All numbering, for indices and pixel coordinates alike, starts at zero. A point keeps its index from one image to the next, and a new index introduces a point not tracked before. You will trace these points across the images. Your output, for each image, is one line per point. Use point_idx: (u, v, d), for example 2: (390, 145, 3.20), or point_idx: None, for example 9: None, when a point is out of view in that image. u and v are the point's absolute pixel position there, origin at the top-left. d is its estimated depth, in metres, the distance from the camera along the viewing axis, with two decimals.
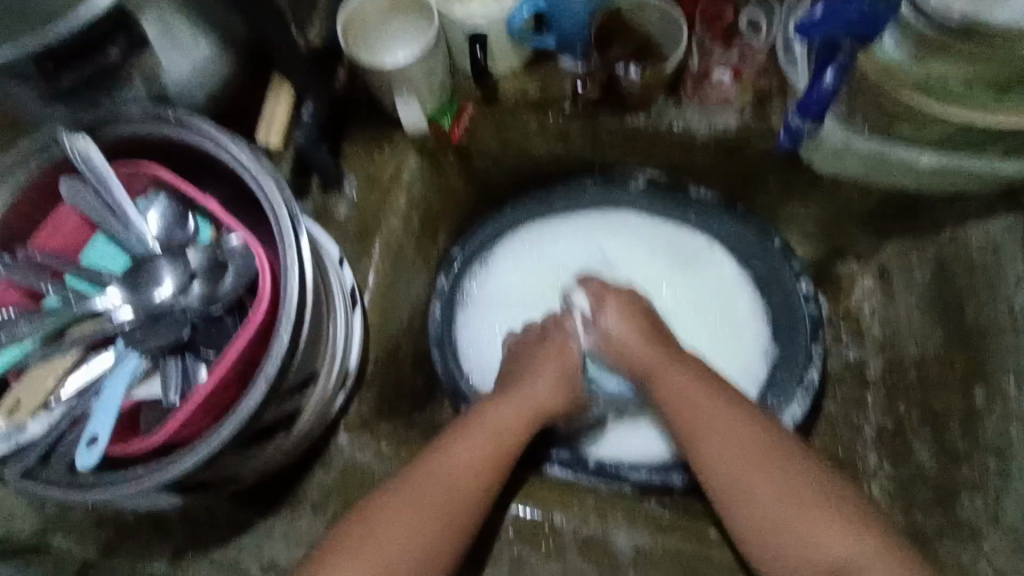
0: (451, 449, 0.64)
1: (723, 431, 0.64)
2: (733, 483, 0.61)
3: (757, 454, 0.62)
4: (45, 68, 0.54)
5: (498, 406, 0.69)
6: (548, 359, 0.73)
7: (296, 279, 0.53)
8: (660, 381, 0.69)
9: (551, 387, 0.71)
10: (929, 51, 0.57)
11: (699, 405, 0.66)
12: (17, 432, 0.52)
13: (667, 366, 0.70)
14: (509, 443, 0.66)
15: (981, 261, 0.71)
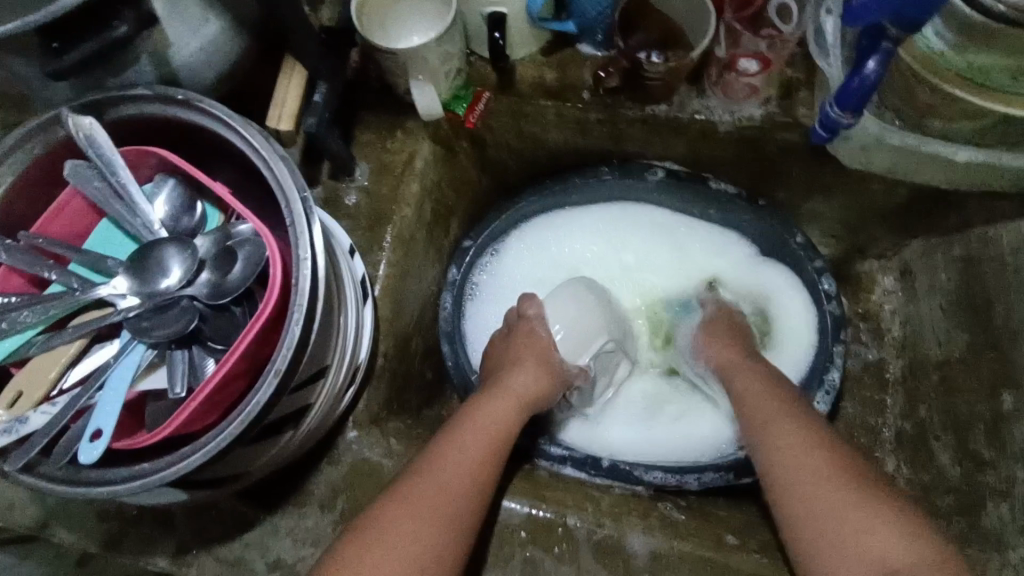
0: (455, 442, 0.63)
1: (784, 420, 0.62)
2: (785, 465, 0.58)
3: (811, 437, 0.59)
4: (51, 45, 0.52)
5: (502, 394, 0.69)
6: (521, 346, 0.74)
7: (308, 269, 0.51)
8: (739, 382, 0.69)
9: (539, 370, 0.71)
10: (971, 41, 0.54)
11: (767, 401, 0.64)
12: (18, 423, 0.50)
13: (745, 372, 0.70)
14: (506, 430, 0.66)
15: (1011, 262, 0.69)
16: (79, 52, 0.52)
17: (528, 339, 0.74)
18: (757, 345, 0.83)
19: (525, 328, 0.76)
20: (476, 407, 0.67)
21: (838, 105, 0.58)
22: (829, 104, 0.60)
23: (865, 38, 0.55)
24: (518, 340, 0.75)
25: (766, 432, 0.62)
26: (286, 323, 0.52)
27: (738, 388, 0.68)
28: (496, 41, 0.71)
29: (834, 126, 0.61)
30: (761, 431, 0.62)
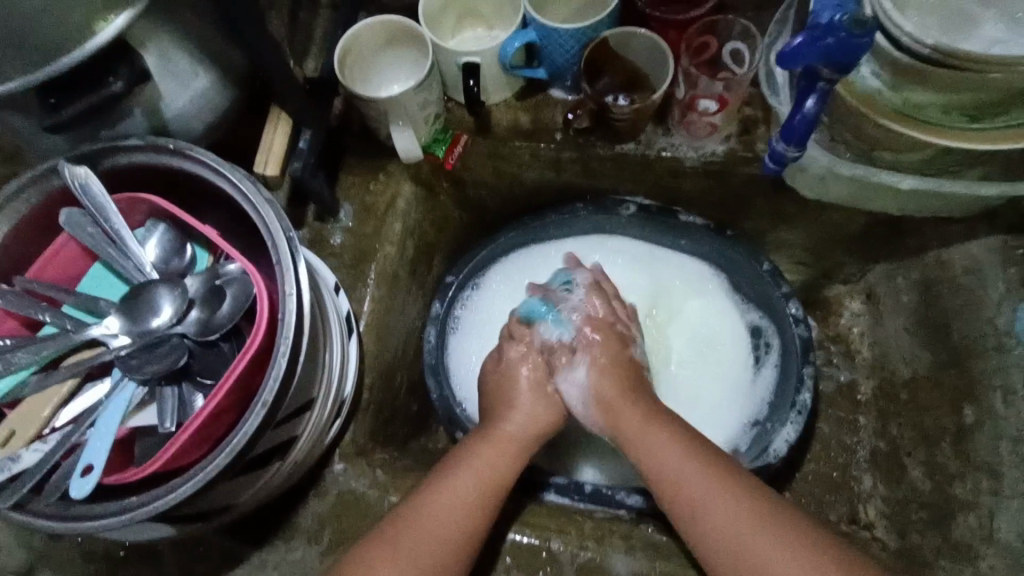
0: (453, 489, 0.63)
1: (719, 496, 0.57)
2: (731, 559, 0.54)
3: (765, 529, 0.54)
4: (49, 101, 0.56)
5: (496, 440, 0.68)
6: (510, 390, 0.74)
7: (294, 304, 0.54)
8: (681, 487, 0.59)
9: (535, 399, 0.73)
10: (903, 80, 0.58)
11: (692, 476, 0.59)
12: (11, 461, 0.52)
13: (654, 437, 0.64)
14: (505, 474, 0.66)
15: (965, 282, 0.73)
16: (77, 107, 0.56)
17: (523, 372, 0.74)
18: (727, 367, 0.86)
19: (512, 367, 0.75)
20: (464, 455, 0.67)
21: (785, 140, 0.63)
22: (777, 139, 0.65)
23: (802, 79, 0.60)
24: (505, 372, 0.76)
25: (698, 522, 0.57)
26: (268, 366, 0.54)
27: (651, 462, 0.62)
28: (473, 88, 0.76)
29: (783, 157, 0.66)
30: (692, 519, 0.57)
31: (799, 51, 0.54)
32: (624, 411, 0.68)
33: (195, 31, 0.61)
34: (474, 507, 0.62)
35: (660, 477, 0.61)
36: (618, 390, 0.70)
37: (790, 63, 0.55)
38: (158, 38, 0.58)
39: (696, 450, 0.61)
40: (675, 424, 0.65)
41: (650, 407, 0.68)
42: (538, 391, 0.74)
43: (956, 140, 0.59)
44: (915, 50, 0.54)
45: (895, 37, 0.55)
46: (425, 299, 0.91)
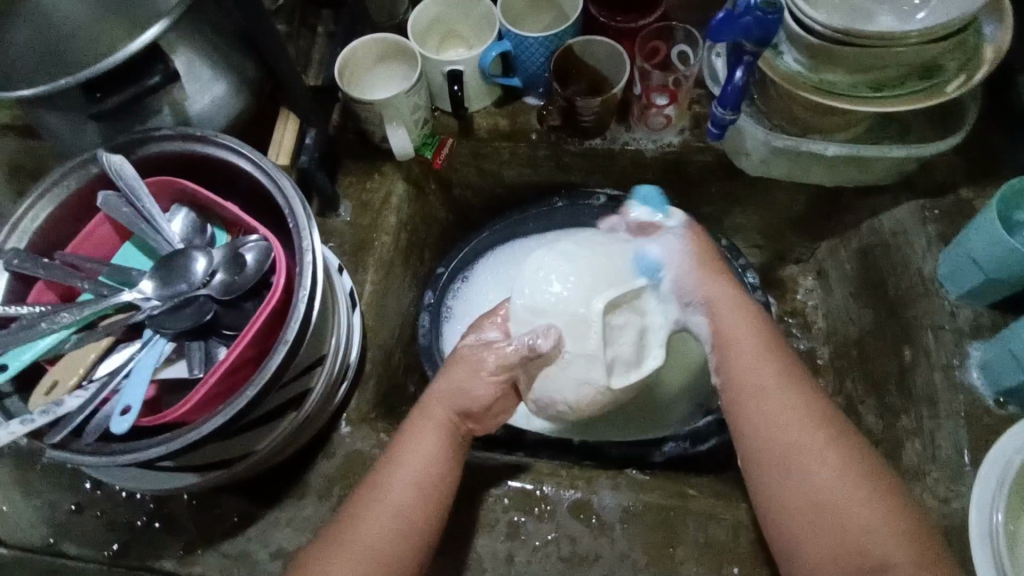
0: (385, 499, 0.60)
1: (792, 408, 0.62)
2: (783, 456, 0.60)
3: (827, 438, 0.60)
4: (94, 95, 0.64)
5: (427, 430, 0.64)
6: (447, 382, 0.66)
7: (310, 257, 0.61)
8: (763, 390, 0.64)
9: (492, 386, 0.65)
10: (816, 61, 0.70)
11: (778, 389, 0.63)
12: (55, 405, 0.57)
13: (754, 348, 0.66)
14: (438, 467, 0.62)
15: (895, 243, 0.83)
16: (116, 98, 0.64)
17: (461, 364, 0.66)
18: None
19: (479, 354, 0.66)
20: (393, 457, 0.63)
21: (723, 106, 0.74)
22: (716, 106, 0.75)
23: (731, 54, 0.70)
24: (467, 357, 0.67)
25: (771, 423, 0.62)
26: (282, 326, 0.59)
27: (742, 364, 0.66)
28: (456, 92, 0.86)
29: (721, 123, 0.76)
30: (762, 416, 0.62)
31: (724, 26, 0.64)
32: (735, 317, 0.69)
33: (218, 41, 0.71)
34: (406, 520, 0.60)
35: (740, 377, 0.65)
36: (736, 304, 0.70)
37: (718, 38, 0.66)
38: (187, 44, 0.68)
39: (788, 369, 0.65)
40: (775, 341, 0.68)
41: (751, 309, 0.70)
42: (493, 380, 0.65)
43: (875, 107, 0.68)
44: (821, 33, 0.66)
45: (808, 26, 0.67)
46: (418, 291, 0.98)
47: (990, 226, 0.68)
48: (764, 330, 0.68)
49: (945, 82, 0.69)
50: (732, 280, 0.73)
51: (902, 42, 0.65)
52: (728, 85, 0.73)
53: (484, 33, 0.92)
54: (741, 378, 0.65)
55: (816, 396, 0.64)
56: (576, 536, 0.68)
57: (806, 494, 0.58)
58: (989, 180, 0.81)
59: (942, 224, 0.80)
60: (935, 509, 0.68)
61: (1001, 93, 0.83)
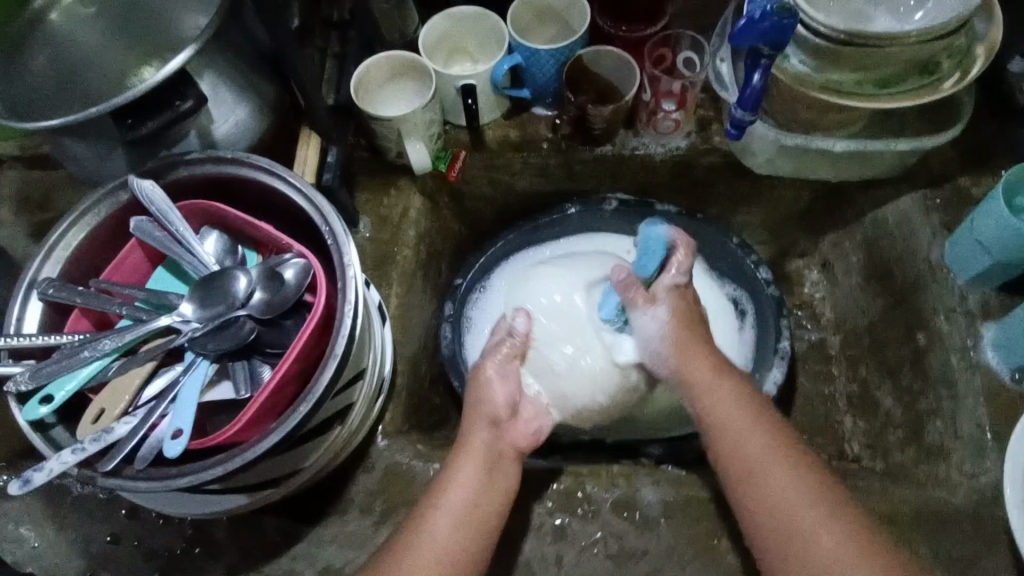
0: (426, 538, 0.60)
1: (757, 436, 0.62)
2: (752, 478, 0.61)
3: (825, 512, 0.58)
4: (126, 121, 0.65)
5: (466, 462, 0.65)
6: (474, 402, 0.70)
7: (353, 271, 0.62)
8: (754, 461, 0.61)
9: (506, 388, 0.71)
10: (822, 61, 0.73)
11: (744, 417, 0.64)
12: (105, 432, 0.57)
13: (713, 376, 0.67)
14: (485, 495, 0.63)
15: (899, 233, 0.86)
16: (148, 125, 0.65)
17: (480, 382, 0.71)
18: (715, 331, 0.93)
19: (484, 373, 0.72)
20: (438, 492, 0.63)
21: (743, 108, 0.74)
22: (735, 108, 0.75)
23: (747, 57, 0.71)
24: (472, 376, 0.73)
25: (740, 450, 0.62)
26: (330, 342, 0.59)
27: (710, 396, 0.66)
28: (472, 105, 0.88)
29: (741, 123, 0.75)
30: (734, 441, 0.63)
31: (744, 31, 0.65)
32: (687, 346, 0.69)
33: (241, 64, 0.72)
34: (451, 560, 0.59)
35: (731, 447, 0.63)
36: (694, 337, 0.70)
37: (739, 42, 0.67)
38: (213, 68, 0.69)
39: (750, 396, 0.66)
40: (754, 403, 0.66)
41: (718, 365, 0.68)
42: (505, 380, 0.72)
43: (880, 103, 0.72)
44: (828, 35, 0.69)
45: (813, 28, 0.70)
46: (437, 304, 0.99)
47: (998, 211, 0.72)
48: (743, 391, 0.67)
49: (942, 78, 0.73)
50: (701, 340, 0.71)
51: (906, 42, 0.68)
52: (747, 87, 0.73)
53: (489, 46, 0.93)
54: (730, 451, 0.63)
55: (813, 463, 0.61)
56: (621, 533, 0.70)
57: (775, 515, 0.58)
58: (985, 169, 0.85)
59: (944, 213, 0.84)
60: (962, 484, 0.71)
61: (990, 85, 0.87)
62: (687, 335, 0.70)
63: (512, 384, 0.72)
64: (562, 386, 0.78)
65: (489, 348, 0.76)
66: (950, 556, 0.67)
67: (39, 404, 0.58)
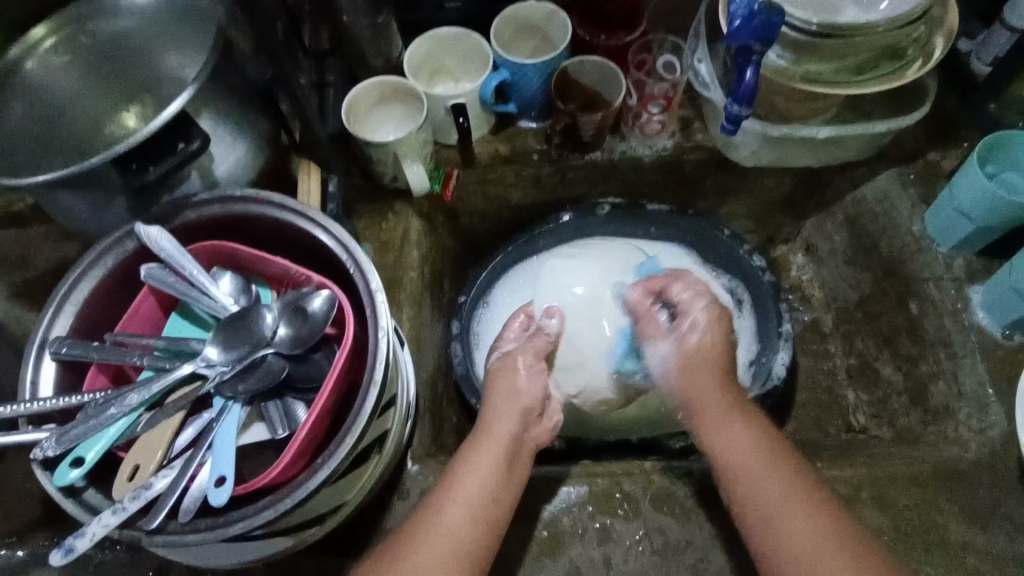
0: (441, 528, 0.61)
1: (773, 478, 0.61)
2: (768, 522, 0.59)
3: (844, 558, 0.56)
4: (130, 167, 0.63)
5: (482, 453, 0.66)
6: (499, 394, 0.71)
7: (381, 297, 0.61)
8: (766, 508, 0.60)
9: (532, 381, 0.72)
10: (801, 54, 0.77)
11: (756, 463, 0.62)
12: (145, 488, 0.55)
13: (725, 417, 0.66)
14: (500, 482, 0.64)
15: (880, 209, 0.91)
16: (156, 169, 0.64)
17: (503, 375, 0.72)
18: None
19: (513, 361, 0.74)
20: (452, 482, 0.64)
21: (738, 103, 0.76)
22: (730, 103, 0.78)
23: (737, 56, 0.74)
24: (502, 363, 0.74)
25: (754, 490, 0.61)
26: (369, 367, 0.59)
27: (723, 436, 0.65)
28: (462, 123, 0.88)
29: (738, 118, 0.78)
30: (749, 481, 0.62)
31: (738, 31, 0.69)
32: (702, 386, 0.68)
33: (238, 101, 0.71)
34: (464, 550, 0.60)
35: (748, 494, 0.61)
36: (716, 384, 0.68)
37: (732, 42, 0.71)
38: (212, 107, 0.68)
39: (763, 434, 0.65)
40: (769, 442, 0.64)
41: (727, 404, 0.66)
42: (532, 372, 0.73)
43: (859, 89, 0.77)
44: (805, 29, 0.73)
45: (791, 23, 0.74)
46: (443, 323, 0.99)
47: (974, 179, 0.77)
48: (756, 430, 0.65)
49: (909, 64, 0.78)
50: (728, 381, 0.69)
51: (874, 31, 0.73)
52: (740, 83, 0.76)
53: (471, 64, 0.94)
54: (745, 498, 0.61)
55: (827, 502, 0.60)
56: (664, 528, 0.71)
57: (787, 559, 0.57)
58: (951, 142, 0.90)
59: (920, 186, 0.89)
60: (972, 440, 0.75)
61: (945, 64, 0.94)
62: (710, 377, 0.68)
63: (541, 379, 0.73)
64: (588, 376, 0.82)
65: (520, 342, 0.77)
66: (973, 509, 0.71)
67: (69, 467, 0.55)
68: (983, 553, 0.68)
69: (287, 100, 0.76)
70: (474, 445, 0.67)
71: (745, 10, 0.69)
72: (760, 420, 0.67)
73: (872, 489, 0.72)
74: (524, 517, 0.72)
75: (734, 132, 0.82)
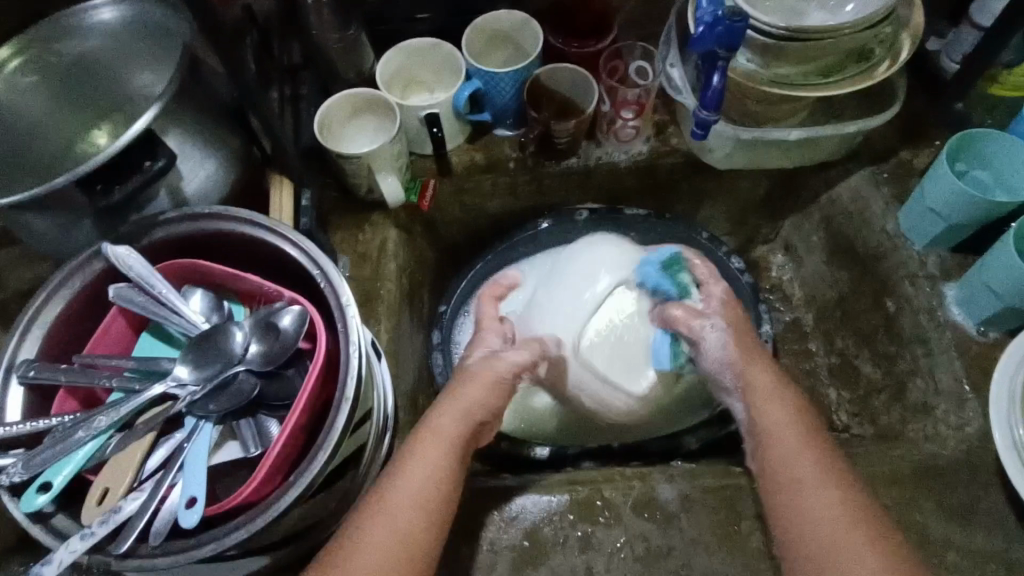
0: (383, 517, 0.57)
1: (808, 451, 0.60)
2: (791, 489, 0.58)
3: (862, 527, 0.55)
4: (96, 188, 0.63)
5: (430, 447, 0.62)
6: (447, 395, 0.66)
7: (353, 313, 0.61)
8: (793, 471, 0.59)
9: (489, 392, 0.67)
10: (769, 58, 0.78)
11: (790, 429, 0.61)
12: (114, 512, 0.54)
13: (764, 387, 0.65)
14: (447, 473, 0.60)
15: (855, 209, 0.92)
16: (123, 189, 0.63)
17: (459, 377, 0.68)
18: None
19: (469, 362, 0.70)
20: (394, 475, 0.60)
21: (706, 108, 0.77)
22: (699, 109, 0.78)
23: (704, 62, 0.74)
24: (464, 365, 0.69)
25: (785, 454, 0.60)
26: (341, 384, 0.58)
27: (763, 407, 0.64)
28: (437, 134, 0.89)
29: (707, 122, 0.78)
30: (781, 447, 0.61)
31: (703, 37, 0.70)
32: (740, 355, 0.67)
33: (207, 118, 0.71)
34: (405, 543, 0.56)
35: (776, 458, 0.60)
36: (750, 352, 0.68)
37: (698, 47, 0.71)
38: (179, 125, 0.68)
39: (801, 408, 0.64)
40: (805, 416, 0.63)
41: (779, 376, 0.66)
42: (495, 382, 0.67)
43: (828, 92, 0.77)
44: (772, 33, 0.74)
45: (757, 27, 0.75)
46: (424, 334, 0.98)
47: (943, 177, 0.77)
48: (795, 401, 0.65)
49: (877, 64, 0.79)
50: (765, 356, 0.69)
51: (840, 35, 0.73)
52: (708, 88, 0.77)
53: (444, 74, 0.94)
54: (771, 461, 0.61)
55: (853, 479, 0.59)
56: (645, 534, 0.71)
57: (808, 523, 0.56)
58: (923, 140, 0.91)
59: (893, 185, 0.89)
60: (951, 437, 0.75)
61: (914, 64, 0.94)
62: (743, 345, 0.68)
63: (496, 386, 0.67)
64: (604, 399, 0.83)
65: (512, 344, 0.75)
66: (953, 505, 0.71)
67: (36, 493, 0.55)
68: (963, 550, 0.68)
69: (255, 117, 0.75)
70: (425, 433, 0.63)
71: (709, 15, 0.70)
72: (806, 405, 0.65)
73: None
74: (505, 528, 0.71)
75: (705, 136, 0.82)
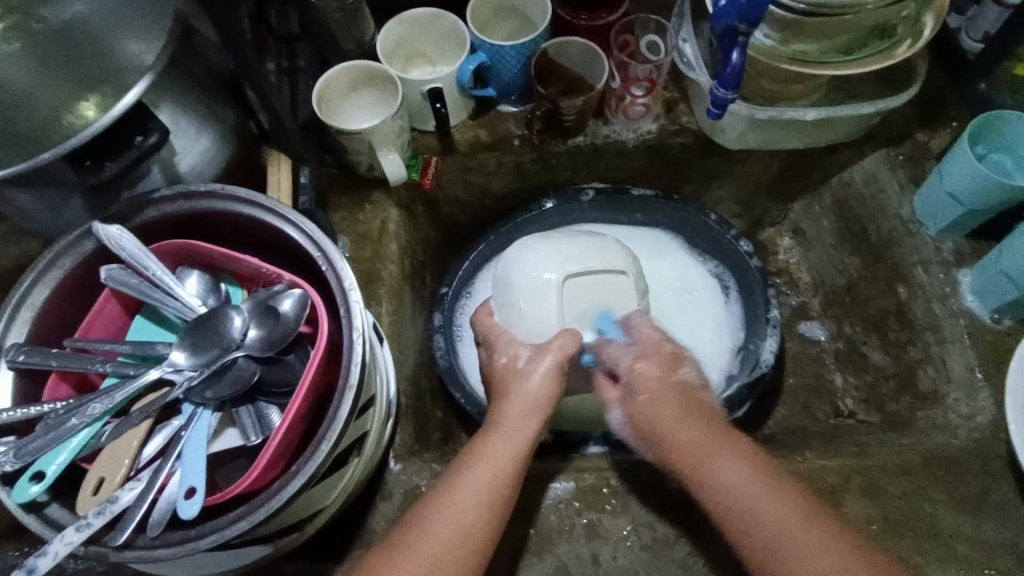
0: (455, 502, 0.58)
1: (771, 506, 0.56)
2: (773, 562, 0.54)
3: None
4: (85, 164, 0.60)
5: (501, 441, 0.63)
6: (512, 391, 0.68)
7: (357, 297, 0.58)
8: (776, 538, 0.55)
9: (545, 384, 0.68)
10: (788, 33, 0.75)
11: (752, 491, 0.57)
12: (110, 503, 0.53)
13: (706, 450, 0.61)
14: (508, 474, 0.61)
15: (868, 193, 0.89)
16: (112, 165, 0.60)
17: (510, 378, 0.69)
18: (707, 309, 0.96)
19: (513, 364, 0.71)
20: (459, 470, 0.61)
21: (724, 87, 0.74)
22: (716, 87, 0.75)
23: (724, 37, 0.71)
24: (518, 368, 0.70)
25: (753, 526, 0.56)
26: (347, 372, 0.56)
27: (712, 474, 0.59)
28: (440, 109, 0.85)
29: (724, 102, 0.75)
30: (743, 517, 0.56)
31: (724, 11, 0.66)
32: (659, 405, 0.65)
33: (201, 92, 0.68)
34: (471, 526, 0.57)
35: (746, 526, 0.56)
36: (674, 400, 0.65)
37: (718, 22, 0.68)
38: (172, 99, 0.65)
39: (751, 458, 0.60)
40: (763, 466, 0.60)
41: (698, 415, 0.64)
42: (546, 372, 0.68)
43: (846, 69, 0.74)
44: (792, 7, 0.71)
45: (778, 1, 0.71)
46: (424, 316, 0.96)
47: (964, 161, 0.75)
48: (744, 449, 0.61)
49: (899, 42, 0.76)
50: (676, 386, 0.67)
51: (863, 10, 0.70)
52: (725, 66, 0.73)
53: (447, 45, 0.90)
54: (742, 527, 0.56)
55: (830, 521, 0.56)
56: (653, 523, 0.70)
57: None
58: (940, 122, 0.88)
59: (909, 168, 0.87)
60: (961, 426, 0.74)
61: (935, 40, 0.91)
62: (665, 376, 0.67)
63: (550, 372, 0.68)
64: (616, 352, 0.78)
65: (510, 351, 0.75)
66: (964, 497, 0.70)
67: (29, 482, 0.53)
68: (972, 540, 0.68)
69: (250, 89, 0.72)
70: (494, 427, 0.65)
71: None
72: (748, 445, 0.62)
73: (861, 478, 0.71)
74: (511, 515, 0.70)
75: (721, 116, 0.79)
